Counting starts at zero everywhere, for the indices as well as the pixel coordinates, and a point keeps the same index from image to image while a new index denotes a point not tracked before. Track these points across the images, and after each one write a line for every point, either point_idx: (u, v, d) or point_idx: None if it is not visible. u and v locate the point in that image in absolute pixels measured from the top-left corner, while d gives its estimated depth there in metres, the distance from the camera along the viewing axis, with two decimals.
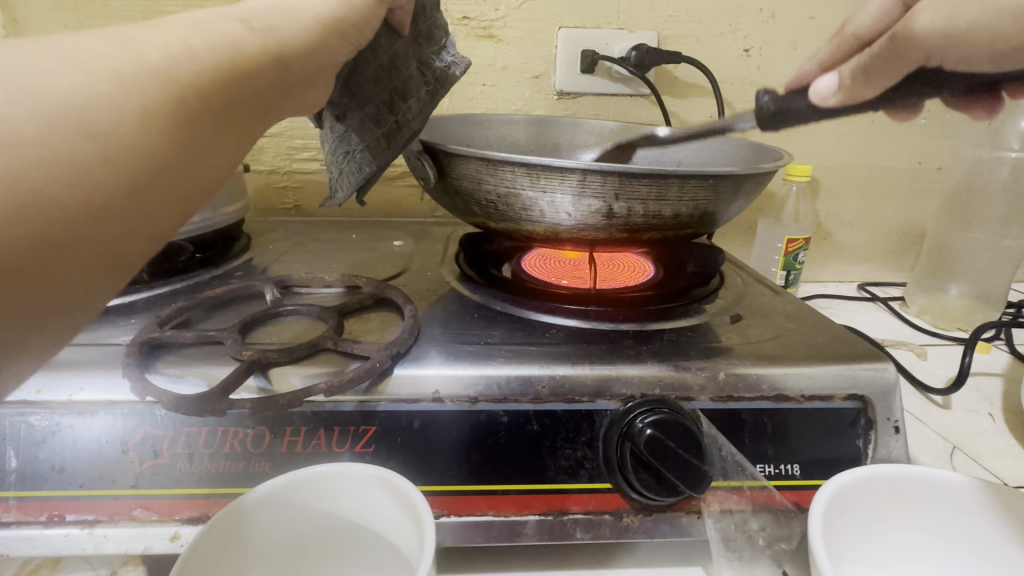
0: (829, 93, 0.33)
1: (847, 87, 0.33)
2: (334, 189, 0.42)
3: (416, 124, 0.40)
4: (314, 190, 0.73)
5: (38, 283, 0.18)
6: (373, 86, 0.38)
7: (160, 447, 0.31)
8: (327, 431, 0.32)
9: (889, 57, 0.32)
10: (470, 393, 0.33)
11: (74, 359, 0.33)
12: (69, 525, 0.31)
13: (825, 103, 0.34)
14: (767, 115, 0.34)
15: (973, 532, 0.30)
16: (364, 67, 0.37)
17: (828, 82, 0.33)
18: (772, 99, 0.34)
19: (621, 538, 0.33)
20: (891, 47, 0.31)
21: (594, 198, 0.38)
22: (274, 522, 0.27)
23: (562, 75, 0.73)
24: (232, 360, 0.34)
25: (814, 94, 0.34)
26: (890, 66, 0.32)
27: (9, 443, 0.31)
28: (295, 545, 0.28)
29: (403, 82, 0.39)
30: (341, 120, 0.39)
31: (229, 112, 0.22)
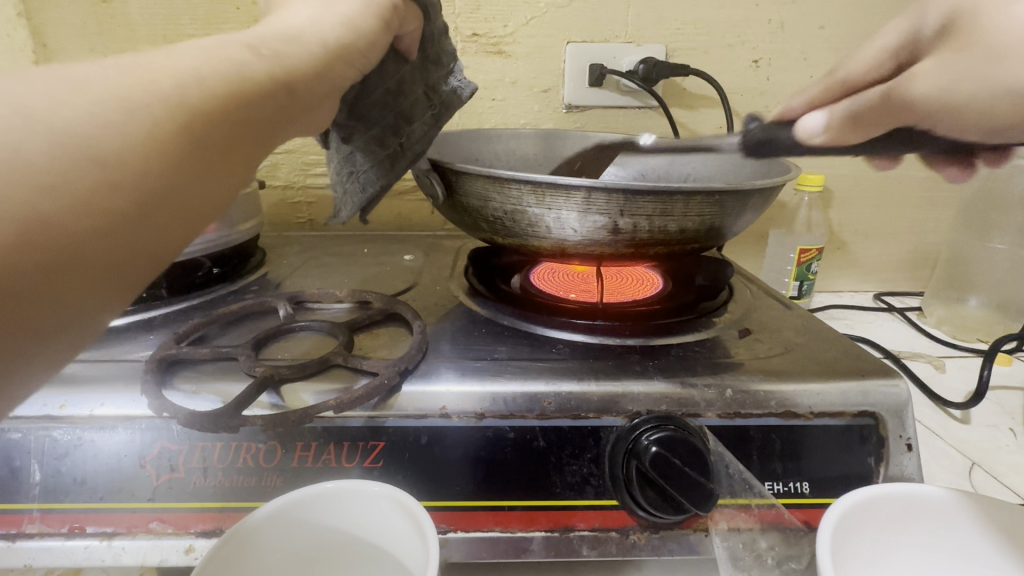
0: (815, 134, 0.33)
1: (833, 131, 0.32)
2: (338, 207, 0.44)
3: (420, 147, 0.41)
4: (327, 204, 0.75)
5: (49, 304, 0.18)
6: (380, 109, 0.39)
7: (176, 461, 0.32)
8: (337, 447, 0.32)
9: (880, 112, 0.30)
10: (476, 410, 0.33)
11: (95, 374, 0.35)
12: (89, 537, 0.32)
13: (810, 143, 0.33)
14: (749, 142, 0.35)
15: (992, 553, 0.29)
16: (370, 90, 0.38)
17: (816, 120, 0.33)
18: (759, 129, 0.35)
19: (628, 556, 0.33)
20: (881, 102, 0.30)
21: (600, 214, 0.38)
22: (284, 536, 0.28)
23: (570, 89, 0.74)
24: (245, 376, 0.34)
25: (800, 133, 0.33)
26: (876, 118, 0.31)
27: (33, 456, 0.32)
28: (300, 561, 0.29)
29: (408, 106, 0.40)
30: (349, 140, 0.41)
31: (235, 138, 0.23)
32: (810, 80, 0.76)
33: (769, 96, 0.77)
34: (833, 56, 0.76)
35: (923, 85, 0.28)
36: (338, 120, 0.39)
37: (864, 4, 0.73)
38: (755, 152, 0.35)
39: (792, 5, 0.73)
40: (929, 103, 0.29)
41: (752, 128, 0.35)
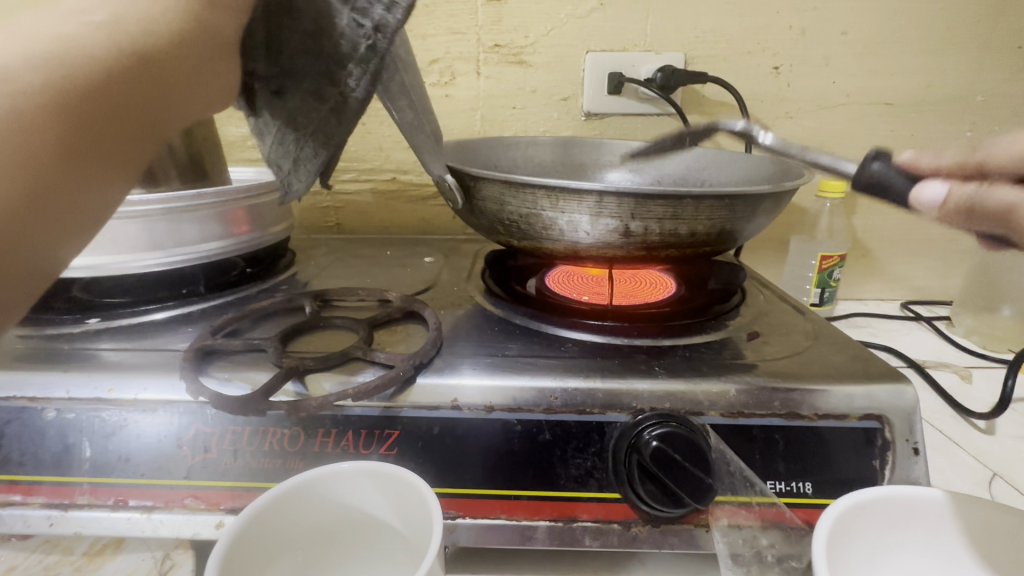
0: (926, 207, 0.27)
1: (947, 213, 0.26)
2: (290, 181, 0.40)
3: (360, 90, 0.34)
4: (353, 209, 0.82)
5: None
6: (303, 55, 0.33)
7: (210, 442, 0.35)
8: (355, 434, 0.35)
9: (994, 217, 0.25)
10: (486, 402, 0.35)
11: (140, 362, 0.38)
12: (132, 509, 0.35)
13: (916, 210, 0.28)
14: (861, 181, 0.29)
15: (1009, 551, 0.29)
16: (285, 32, 0.32)
17: (936, 190, 0.27)
18: (879, 169, 0.28)
19: (629, 547, 0.34)
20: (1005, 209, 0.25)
21: (611, 217, 0.39)
22: (306, 510, 0.30)
23: (589, 96, 0.76)
24: (273, 366, 0.37)
25: (913, 198, 0.27)
26: (988, 220, 0.26)
27: (84, 434, 0.35)
28: (324, 533, 0.31)
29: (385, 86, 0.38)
30: (277, 98, 0.36)
31: (88, 132, 0.23)
32: (832, 86, 0.76)
33: (790, 102, 0.77)
34: (856, 61, 0.75)
35: None
36: (258, 75, 0.33)
37: (888, 9, 0.73)
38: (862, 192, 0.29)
39: (815, 11, 0.73)
40: None
41: (873, 168, 0.28)
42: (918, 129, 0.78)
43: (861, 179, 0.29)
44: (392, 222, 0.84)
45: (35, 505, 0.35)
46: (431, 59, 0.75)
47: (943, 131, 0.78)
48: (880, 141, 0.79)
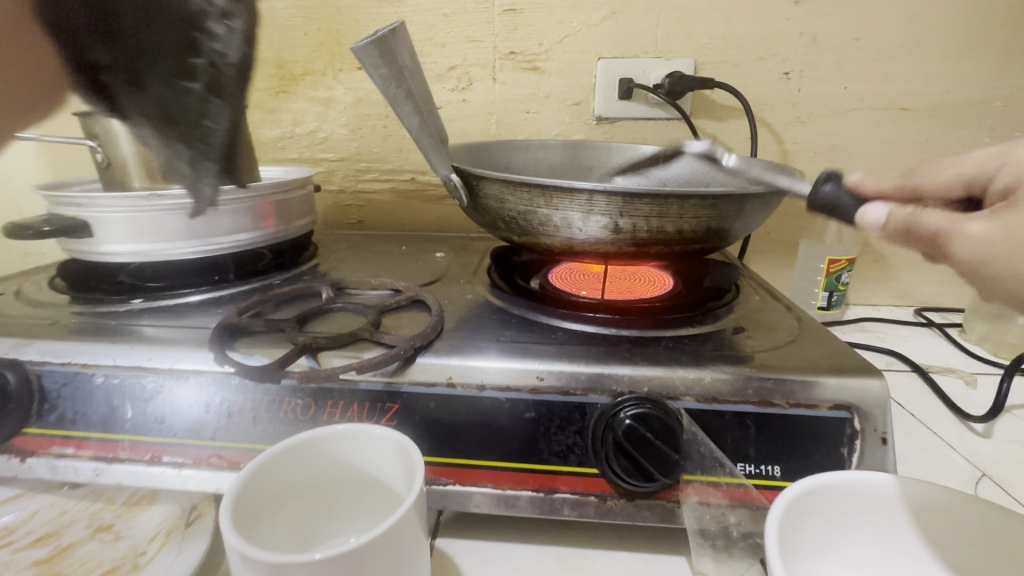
0: (871, 227, 0.30)
1: (888, 231, 0.30)
2: (202, 188, 0.51)
3: (231, 53, 0.39)
4: (373, 207, 0.88)
5: None
6: (147, 29, 0.37)
7: (233, 408, 0.39)
8: (360, 405, 0.39)
9: (922, 242, 0.28)
10: (478, 382, 0.38)
11: (175, 338, 0.43)
12: (165, 465, 0.40)
13: (864, 230, 0.31)
14: (818, 203, 0.33)
15: (940, 523, 0.32)
16: (119, 9, 0.36)
17: (879, 211, 0.30)
18: (832, 190, 0.33)
19: (604, 518, 0.37)
20: (931, 236, 0.28)
21: (602, 215, 0.42)
22: (303, 468, 0.32)
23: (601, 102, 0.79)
24: (289, 343, 0.41)
25: (859, 218, 0.31)
26: (919, 244, 0.28)
27: (128, 397, 0.40)
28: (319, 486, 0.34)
29: (394, 93, 0.41)
30: (135, 89, 0.40)
31: None
32: (844, 90, 0.76)
33: (801, 107, 0.78)
34: (870, 67, 0.75)
35: (965, 245, 0.26)
36: (104, 63, 0.38)
37: (902, 15, 0.73)
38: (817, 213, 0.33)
39: (826, 18, 0.74)
40: (965, 263, 0.27)
41: (825, 190, 0.33)
42: (934, 134, 0.77)
43: (815, 201, 0.33)
44: (411, 220, 0.88)
45: (84, 458, 0.40)
46: (450, 65, 0.79)
47: (960, 137, 0.77)
48: (893, 147, 0.79)
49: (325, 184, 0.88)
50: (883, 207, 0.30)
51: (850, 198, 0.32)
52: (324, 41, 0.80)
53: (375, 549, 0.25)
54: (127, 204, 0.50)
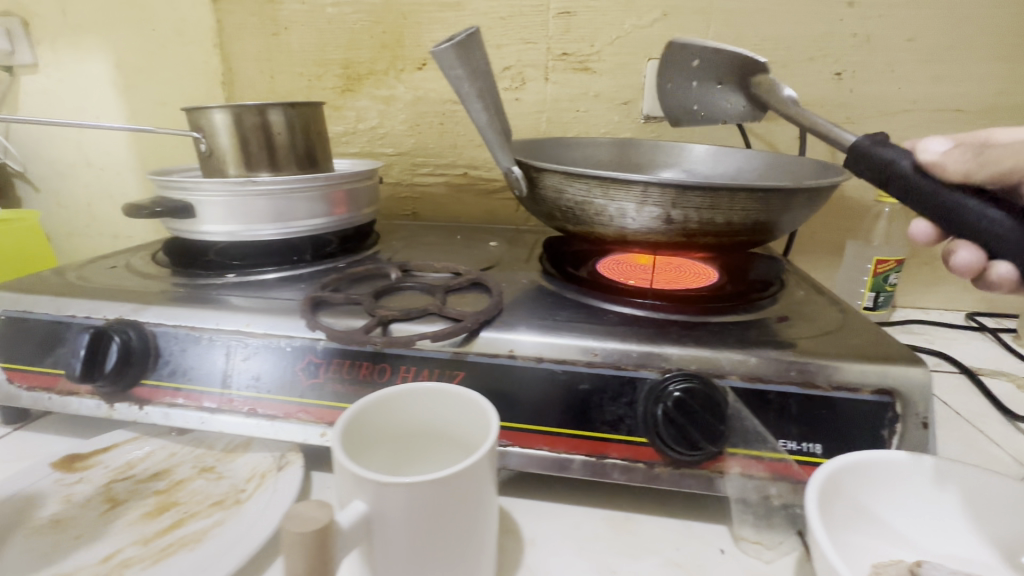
0: (933, 151, 0.38)
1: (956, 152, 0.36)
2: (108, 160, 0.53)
3: None
4: (427, 199, 0.93)
5: None
6: None
7: (318, 370, 0.45)
8: (429, 371, 0.43)
9: (995, 157, 0.35)
10: (536, 355, 0.42)
11: (266, 307, 0.48)
12: (259, 417, 0.45)
13: (923, 157, 0.38)
14: (861, 146, 0.40)
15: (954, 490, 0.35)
16: None
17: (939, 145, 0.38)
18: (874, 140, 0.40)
19: (651, 483, 0.40)
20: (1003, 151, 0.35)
21: (655, 206, 0.44)
22: (380, 425, 0.34)
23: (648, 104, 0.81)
24: (367, 315, 0.46)
25: (923, 146, 0.38)
26: (993, 159, 0.35)
27: (229, 357, 0.46)
28: (389, 444, 0.35)
29: (467, 91, 0.46)
30: None
31: None
32: (897, 91, 0.76)
33: (851, 107, 0.78)
34: (924, 67, 0.75)
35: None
36: None
37: (959, 15, 0.72)
38: (864, 150, 0.40)
39: (881, 18, 0.74)
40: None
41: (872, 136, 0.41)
42: None
43: (861, 144, 0.40)
44: (462, 212, 0.93)
45: (191, 407, 0.46)
46: (504, 66, 0.84)
47: None
48: None
49: (383, 176, 0.94)
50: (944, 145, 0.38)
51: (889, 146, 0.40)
52: (388, 43, 0.86)
53: (457, 480, 0.29)
54: (225, 189, 0.56)
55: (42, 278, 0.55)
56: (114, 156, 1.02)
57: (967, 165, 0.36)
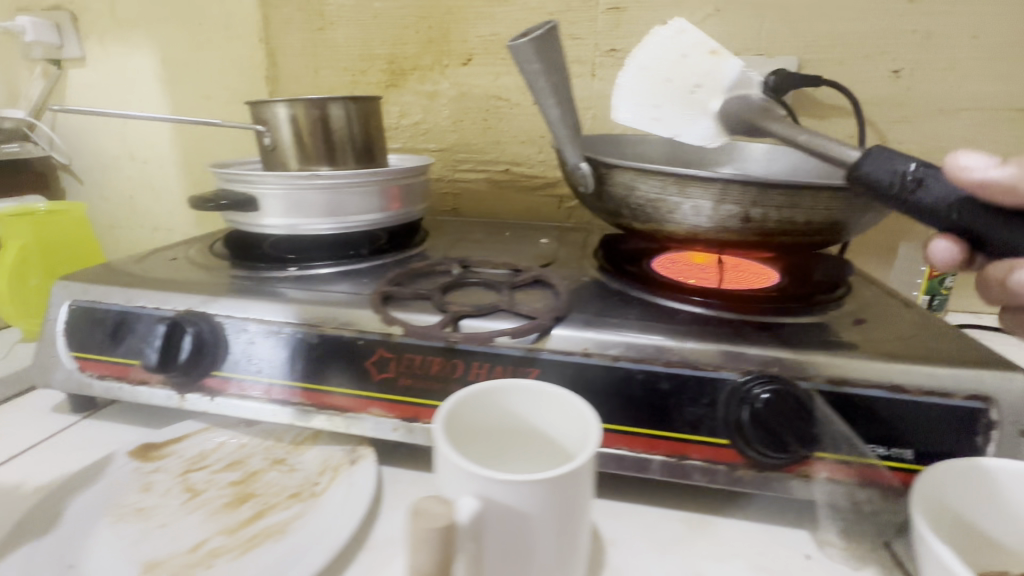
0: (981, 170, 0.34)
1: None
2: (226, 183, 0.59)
3: None
4: (468, 195, 0.93)
5: None
6: None
7: (389, 365, 0.44)
8: (503, 368, 0.43)
9: None
10: (613, 353, 0.42)
11: (334, 301, 0.48)
12: (330, 410, 0.45)
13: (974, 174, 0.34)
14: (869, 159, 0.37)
15: None
16: None
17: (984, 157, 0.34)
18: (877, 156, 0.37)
19: (733, 486, 0.39)
20: None
21: (733, 204, 0.44)
22: (477, 422, 0.33)
23: (618, 101, 0.58)
24: (436, 310, 0.46)
25: (970, 161, 0.34)
26: None
27: (298, 350, 0.46)
28: (486, 440, 0.34)
29: (542, 86, 0.45)
30: None
31: None
32: (957, 89, 0.74)
33: (909, 106, 0.76)
34: (987, 66, 0.73)
35: None
36: None
37: None
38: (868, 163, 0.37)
39: (943, 14, 0.72)
40: None
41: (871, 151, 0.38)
42: None
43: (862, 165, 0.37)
44: (502, 208, 0.93)
45: (261, 399, 0.46)
46: None
47: None
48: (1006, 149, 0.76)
49: None
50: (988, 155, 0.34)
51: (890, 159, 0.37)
52: (434, 38, 0.86)
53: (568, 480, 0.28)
54: (286, 182, 0.56)
55: (107, 269, 0.56)
56: (158, 150, 1.04)
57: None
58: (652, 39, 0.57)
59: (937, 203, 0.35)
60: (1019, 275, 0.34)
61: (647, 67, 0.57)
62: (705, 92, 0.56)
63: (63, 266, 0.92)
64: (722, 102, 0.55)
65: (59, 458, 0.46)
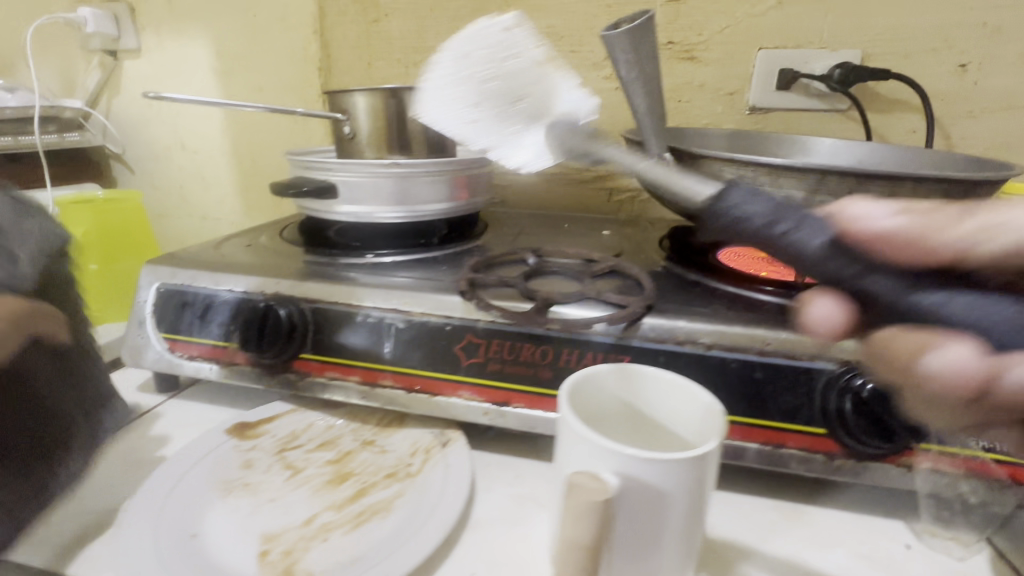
0: (877, 222, 0.28)
1: (890, 228, 0.27)
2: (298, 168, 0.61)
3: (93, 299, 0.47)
4: (517, 188, 0.93)
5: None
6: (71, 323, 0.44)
7: (478, 350, 0.45)
8: (595, 355, 0.43)
9: (906, 244, 0.27)
10: (707, 342, 0.42)
11: (419, 286, 0.49)
12: (420, 392, 0.46)
13: (868, 227, 0.28)
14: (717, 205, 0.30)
15: None
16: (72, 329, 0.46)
17: (882, 209, 0.28)
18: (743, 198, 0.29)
19: (831, 474, 0.40)
20: (917, 229, 0.27)
21: (828, 195, 0.44)
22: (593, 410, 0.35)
23: (427, 99, 0.52)
24: (524, 297, 0.46)
25: (859, 214, 0.28)
26: (908, 246, 0.27)
27: (386, 335, 0.47)
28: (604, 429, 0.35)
29: (635, 75, 0.45)
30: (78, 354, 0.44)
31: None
32: None
33: (974, 100, 0.75)
34: None
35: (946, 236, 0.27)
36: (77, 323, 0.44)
37: None
38: (735, 209, 0.29)
39: (1013, 9, 0.71)
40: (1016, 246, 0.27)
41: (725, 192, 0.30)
42: None
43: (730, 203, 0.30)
44: (551, 201, 0.93)
45: (352, 381, 0.48)
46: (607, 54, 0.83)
47: None
48: None
49: None
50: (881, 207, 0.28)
51: (757, 199, 0.29)
52: None
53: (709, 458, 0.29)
54: (364, 171, 0.57)
55: (188, 254, 0.57)
56: (208, 140, 1.05)
57: (931, 234, 0.27)
58: (435, 80, 0.51)
59: (805, 250, 0.28)
60: (934, 356, 0.27)
61: (467, 53, 0.50)
62: (524, 112, 0.51)
63: (124, 257, 0.92)
64: (551, 127, 0.49)
65: (187, 425, 0.50)
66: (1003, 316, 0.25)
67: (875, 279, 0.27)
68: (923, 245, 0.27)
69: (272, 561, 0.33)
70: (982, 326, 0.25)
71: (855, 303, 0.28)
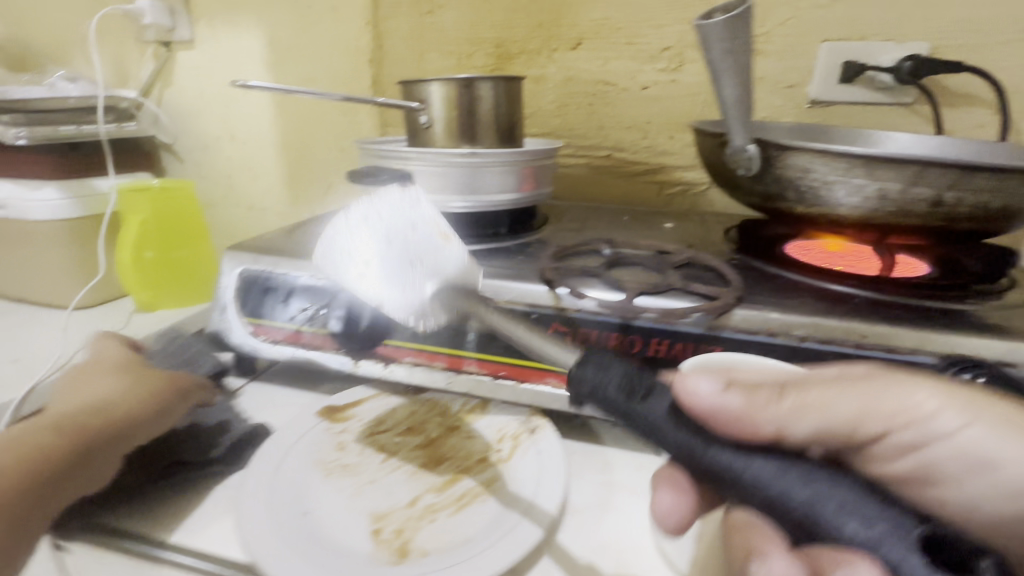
0: (709, 404, 0.30)
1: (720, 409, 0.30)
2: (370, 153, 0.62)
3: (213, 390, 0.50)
4: (566, 180, 0.94)
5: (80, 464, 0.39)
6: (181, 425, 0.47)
7: (565, 339, 0.45)
8: (685, 346, 0.43)
9: (735, 423, 0.30)
10: (800, 334, 0.42)
11: (501, 274, 0.49)
12: (503, 380, 0.46)
13: (699, 408, 0.30)
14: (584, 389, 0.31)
15: None
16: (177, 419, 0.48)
17: (709, 386, 0.30)
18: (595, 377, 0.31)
19: None
20: (744, 414, 0.30)
21: (927, 187, 0.43)
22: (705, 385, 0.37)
23: (325, 249, 0.45)
24: (610, 286, 0.46)
25: (693, 394, 0.30)
26: (740, 426, 0.30)
27: (471, 322, 0.47)
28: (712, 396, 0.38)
29: (728, 65, 0.45)
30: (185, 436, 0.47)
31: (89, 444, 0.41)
32: None
33: None
34: None
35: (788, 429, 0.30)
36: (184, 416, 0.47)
37: None
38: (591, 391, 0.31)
39: None
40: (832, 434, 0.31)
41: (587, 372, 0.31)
42: None
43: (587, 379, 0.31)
44: (600, 194, 0.93)
45: (436, 367, 0.48)
46: (664, 47, 0.82)
47: None
48: None
49: None
50: (710, 383, 0.30)
51: (612, 372, 0.31)
52: (543, 22, 0.86)
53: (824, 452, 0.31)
54: (437, 159, 0.57)
55: (266, 241, 0.58)
56: (257, 131, 1.06)
57: (754, 418, 0.29)
58: (330, 228, 0.45)
59: (656, 422, 0.30)
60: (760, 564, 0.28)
61: (368, 217, 0.43)
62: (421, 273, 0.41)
63: (178, 246, 0.92)
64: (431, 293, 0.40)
65: (271, 409, 0.51)
66: (832, 492, 0.26)
67: (713, 451, 0.29)
68: (747, 424, 0.30)
69: (386, 540, 0.34)
70: (815, 505, 0.26)
71: (698, 472, 0.30)
